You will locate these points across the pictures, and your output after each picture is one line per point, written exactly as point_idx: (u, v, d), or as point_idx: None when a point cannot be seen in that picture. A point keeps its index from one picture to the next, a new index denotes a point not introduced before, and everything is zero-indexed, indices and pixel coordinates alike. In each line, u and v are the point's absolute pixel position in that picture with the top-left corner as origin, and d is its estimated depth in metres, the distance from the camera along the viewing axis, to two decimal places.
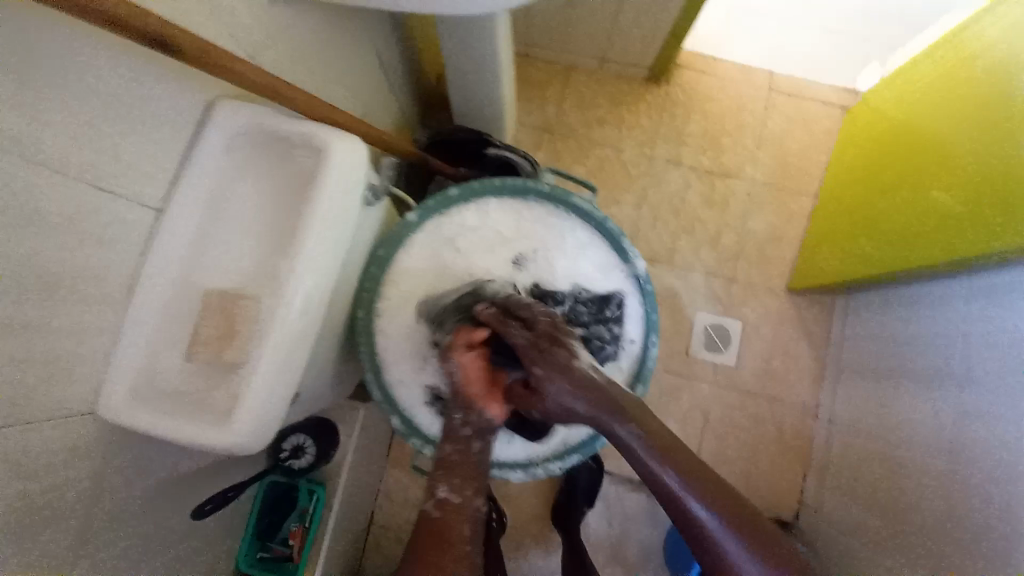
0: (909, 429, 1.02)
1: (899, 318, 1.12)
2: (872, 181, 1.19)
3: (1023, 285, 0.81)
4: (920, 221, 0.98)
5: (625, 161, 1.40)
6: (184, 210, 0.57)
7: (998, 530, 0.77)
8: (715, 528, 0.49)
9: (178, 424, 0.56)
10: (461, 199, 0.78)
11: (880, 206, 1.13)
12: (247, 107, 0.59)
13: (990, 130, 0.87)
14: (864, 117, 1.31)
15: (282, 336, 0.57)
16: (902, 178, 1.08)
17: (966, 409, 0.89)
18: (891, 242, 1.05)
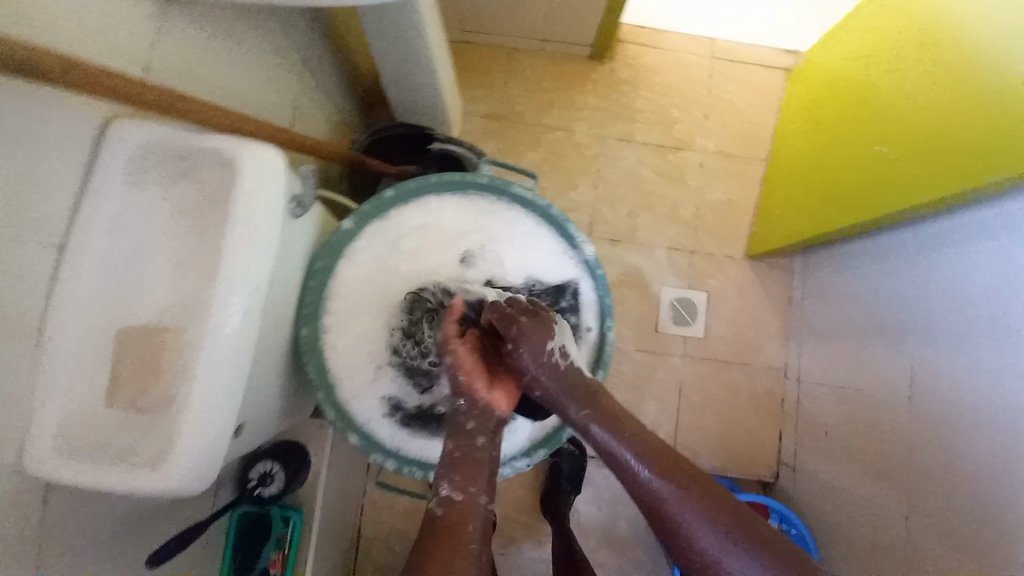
0: (879, 381, 1.04)
1: (858, 273, 1.14)
2: (817, 141, 1.20)
3: (995, 234, 0.82)
4: (870, 176, 0.99)
5: (577, 143, 1.38)
6: (88, 244, 0.52)
7: (986, 471, 0.79)
8: (671, 505, 0.55)
9: (111, 473, 0.52)
10: (398, 200, 0.75)
11: (827, 165, 1.14)
12: (144, 125, 0.54)
13: (929, 79, 0.87)
14: (806, 77, 1.32)
15: (214, 366, 0.54)
16: (846, 135, 1.09)
17: (942, 360, 0.91)
18: (842, 199, 1.07)
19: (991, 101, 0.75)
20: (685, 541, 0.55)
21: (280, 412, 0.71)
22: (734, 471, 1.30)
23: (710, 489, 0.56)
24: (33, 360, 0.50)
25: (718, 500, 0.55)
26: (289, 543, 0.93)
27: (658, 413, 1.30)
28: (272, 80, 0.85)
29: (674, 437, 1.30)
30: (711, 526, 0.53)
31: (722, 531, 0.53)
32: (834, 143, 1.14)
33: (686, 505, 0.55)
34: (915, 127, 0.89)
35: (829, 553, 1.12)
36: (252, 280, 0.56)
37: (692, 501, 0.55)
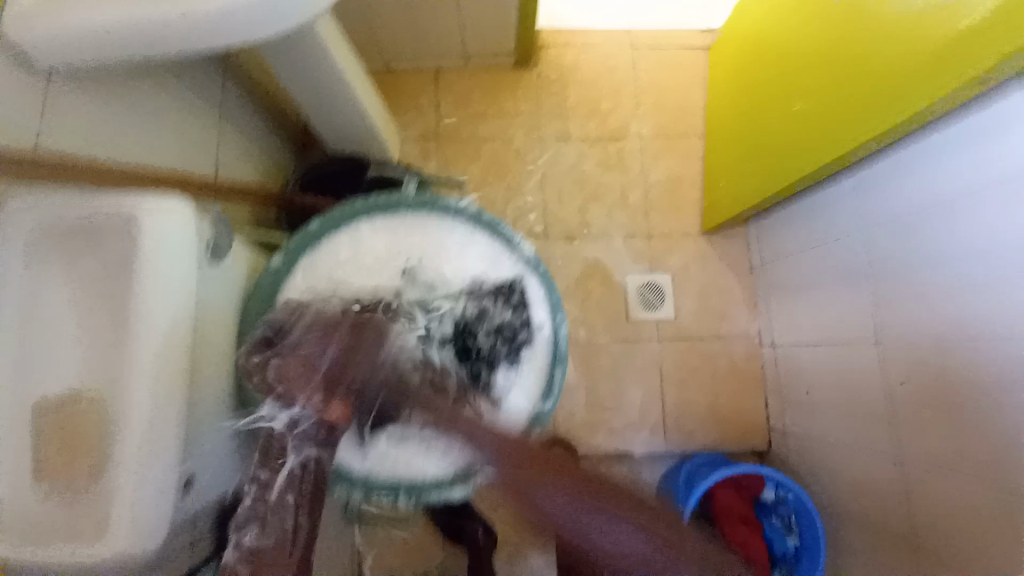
0: (848, 327, 1.05)
1: (806, 227, 1.17)
2: (745, 110, 1.24)
3: (940, 157, 0.84)
4: (801, 133, 1.02)
5: (518, 148, 1.40)
6: (1, 322, 0.52)
7: (972, 393, 0.79)
8: (562, 503, 0.52)
9: (49, 556, 0.49)
10: (329, 231, 0.76)
11: (757, 131, 1.18)
12: (43, 198, 0.55)
13: (848, 31, 0.90)
14: (724, 51, 1.37)
15: (145, 422, 0.52)
16: (769, 99, 1.14)
17: (903, 292, 0.92)
18: (776, 161, 1.11)
19: (914, 30, 0.77)
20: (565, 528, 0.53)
21: (230, 461, 0.69)
22: (728, 446, 1.29)
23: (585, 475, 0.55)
24: None
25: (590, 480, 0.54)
26: None
27: (643, 400, 1.29)
28: (189, 135, 0.85)
29: (663, 421, 1.29)
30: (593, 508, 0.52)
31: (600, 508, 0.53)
32: (760, 109, 1.18)
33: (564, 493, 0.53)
34: (837, 80, 0.93)
35: (832, 511, 1.11)
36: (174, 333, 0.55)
37: (568, 488, 0.53)
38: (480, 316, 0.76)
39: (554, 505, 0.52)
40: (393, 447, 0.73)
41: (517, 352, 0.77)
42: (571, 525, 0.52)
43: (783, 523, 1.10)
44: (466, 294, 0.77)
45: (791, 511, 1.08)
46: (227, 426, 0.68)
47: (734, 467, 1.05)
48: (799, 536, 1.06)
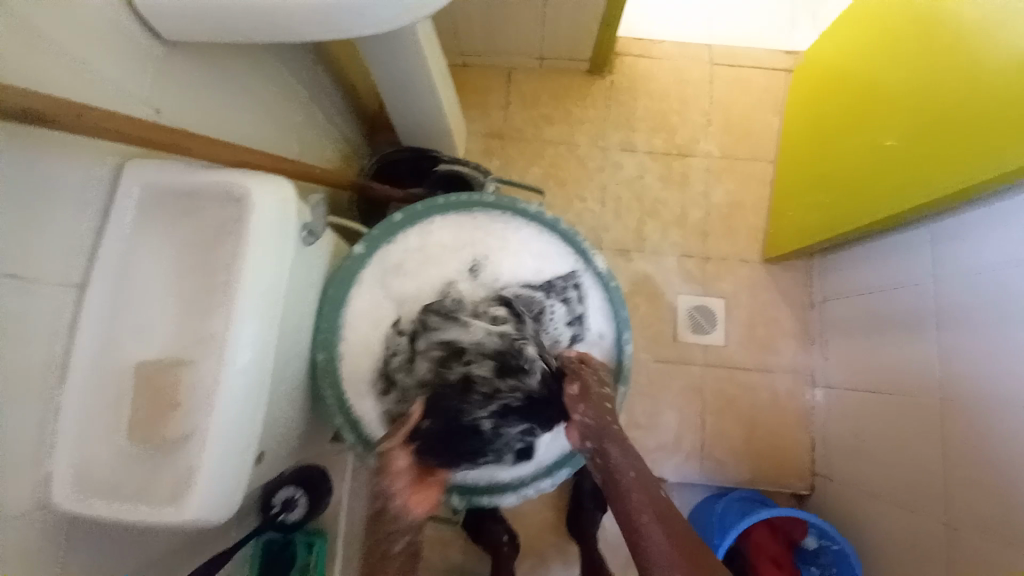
0: (908, 378, 1.00)
1: (876, 268, 1.11)
2: (823, 139, 1.19)
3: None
4: (887, 170, 0.97)
5: (581, 156, 1.39)
6: (105, 281, 0.55)
7: None
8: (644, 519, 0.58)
9: (132, 508, 0.53)
10: (407, 223, 0.77)
11: (840, 161, 1.12)
12: (154, 166, 0.57)
13: (944, 69, 0.86)
14: (806, 75, 1.32)
15: (231, 394, 0.54)
16: (850, 130, 1.10)
17: (973, 348, 0.86)
18: (852, 194, 1.06)
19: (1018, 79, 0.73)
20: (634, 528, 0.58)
21: (295, 436, 0.71)
22: (765, 484, 1.25)
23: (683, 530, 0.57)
24: (58, 397, 0.53)
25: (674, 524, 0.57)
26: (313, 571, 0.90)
27: (679, 425, 1.27)
28: (279, 114, 0.88)
29: (699, 449, 1.26)
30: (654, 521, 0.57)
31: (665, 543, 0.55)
32: (840, 138, 1.13)
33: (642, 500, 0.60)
34: (928, 117, 0.89)
35: (870, 568, 1.05)
36: (263, 309, 0.57)
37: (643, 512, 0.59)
38: (542, 315, 0.77)
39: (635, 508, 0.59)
40: None
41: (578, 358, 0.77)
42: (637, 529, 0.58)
43: (822, 574, 1.07)
44: (530, 299, 0.78)
45: (832, 563, 1.05)
46: (295, 404, 0.70)
47: (777, 510, 1.02)
48: None
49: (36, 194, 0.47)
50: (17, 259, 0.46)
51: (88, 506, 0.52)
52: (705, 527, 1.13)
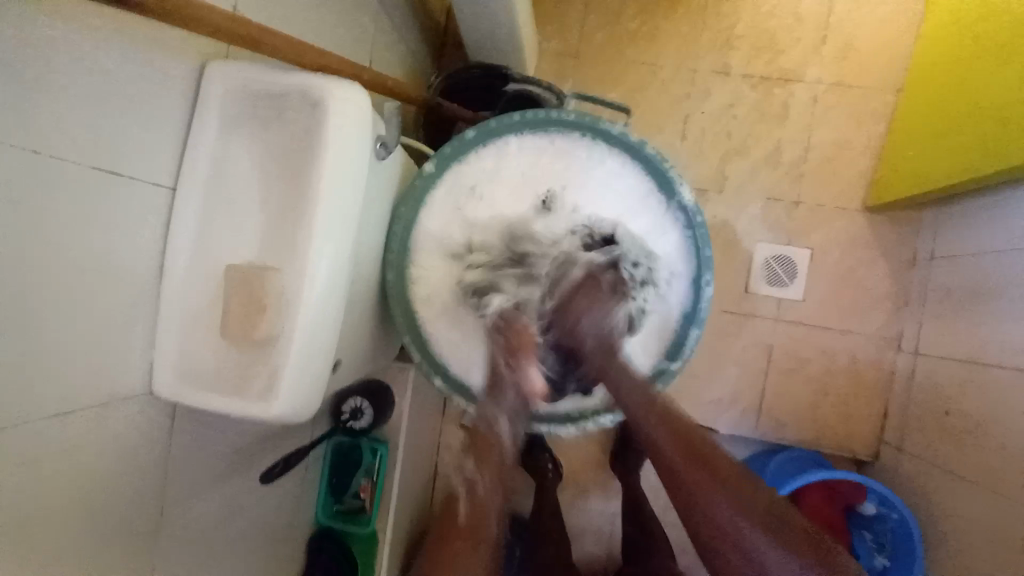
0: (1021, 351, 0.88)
1: (1000, 226, 0.95)
2: (959, 64, 0.99)
3: None
4: (1019, 107, 0.80)
5: (665, 80, 1.24)
6: (192, 184, 0.56)
7: None
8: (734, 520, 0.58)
9: (221, 399, 0.58)
10: (480, 142, 0.73)
11: (970, 94, 0.93)
12: (234, 66, 0.56)
13: None
14: None
15: (311, 302, 0.56)
16: (989, 52, 0.90)
17: None
18: (975, 134, 0.90)
19: None
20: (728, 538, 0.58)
21: (365, 350, 0.74)
22: (825, 447, 1.19)
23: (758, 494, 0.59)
24: (156, 293, 0.57)
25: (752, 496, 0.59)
26: (377, 475, 0.98)
27: (740, 379, 1.21)
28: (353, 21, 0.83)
29: (758, 405, 1.20)
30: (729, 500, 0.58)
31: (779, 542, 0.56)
32: (976, 63, 0.94)
33: (713, 489, 0.59)
34: None
35: (931, 543, 1.00)
36: (339, 222, 0.57)
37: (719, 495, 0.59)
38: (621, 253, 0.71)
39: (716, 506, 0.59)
40: None
41: (653, 297, 0.73)
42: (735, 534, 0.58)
43: (875, 540, 1.03)
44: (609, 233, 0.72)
45: (889, 531, 1.01)
46: (364, 320, 0.71)
47: (833, 473, 0.97)
48: (889, 558, 1.00)
49: (125, 89, 0.48)
50: (114, 155, 0.48)
51: (182, 394, 0.57)
52: (754, 480, 1.12)
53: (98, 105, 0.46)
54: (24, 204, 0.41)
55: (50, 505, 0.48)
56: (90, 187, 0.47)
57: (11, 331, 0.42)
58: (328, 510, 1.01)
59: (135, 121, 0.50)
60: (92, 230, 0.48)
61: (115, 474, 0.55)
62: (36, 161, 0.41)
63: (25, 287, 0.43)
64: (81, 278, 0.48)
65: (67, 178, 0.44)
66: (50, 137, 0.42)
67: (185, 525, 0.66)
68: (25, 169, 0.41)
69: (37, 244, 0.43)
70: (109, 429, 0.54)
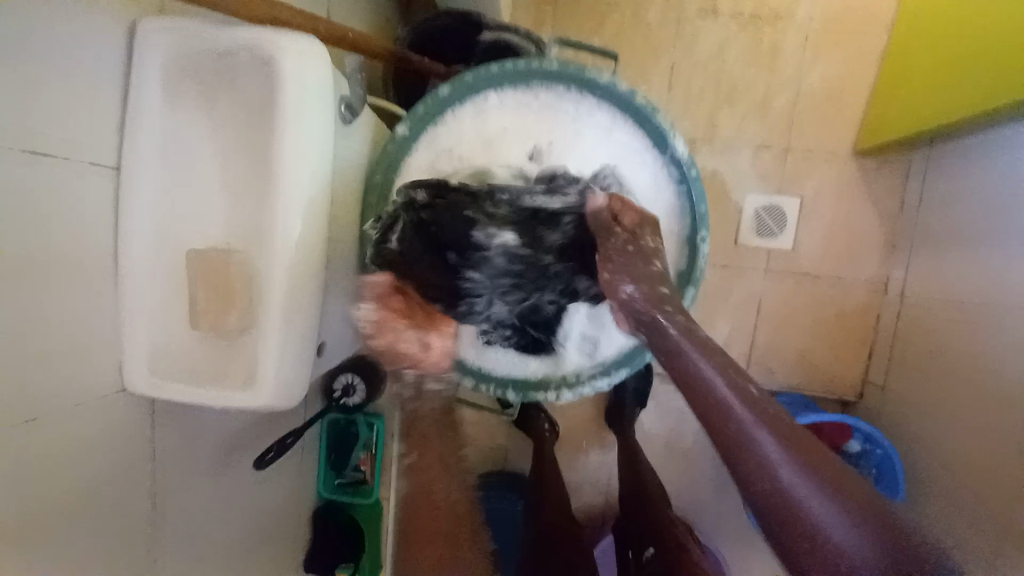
0: (1004, 292, 0.88)
1: (989, 163, 0.94)
2: None
3: None
4: (1004, 43, 0.76)
5: (650, 22, 1.16)
6: (139, 162, 0.51)
7: None
8: (790, 474, 0.49)
9: (204, 393, 0.55)
10: (455, 99, 0.68)
11: (962, 22, 0.87)
12: (168, 22, 0.49)
13: None
14: None
15: (286, 285, 0.53)
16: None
17: None
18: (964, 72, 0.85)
19: None
20: (777, 496, 0.49)
21: (351, 329, 0.71)
22: (814, 393, 1.21)
23: (805, 438, 0.52)
24: (116, 284, 0.53)
25: (813, 450, 0.51)
26: (376, 446, 1.01)
27: (731, 332, 1.21)
28: None
29: (748, 356, 1.21)
30: (801, 468, 0.49)
31: (838, 499, 0.48)
32: None
33: (790, 465, 0.50)
34: None
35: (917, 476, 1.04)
36: (307, 196, 0.53)
37: (791, 452, 0.50)
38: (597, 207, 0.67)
39: (782, 468, 0.50)
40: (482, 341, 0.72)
41: None
42: (797, 500, 0.49)
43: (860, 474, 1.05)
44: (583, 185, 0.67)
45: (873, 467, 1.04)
46: (346, 298, 0.67)
47: (822, 416, 0.99)
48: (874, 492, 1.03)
49: (38, 61, 0.42)
50: (17, 132, 0.41)
51: (160, 390, 0.54)
52: None
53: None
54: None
55: (26, 514, 0.46)
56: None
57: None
58: (329, 486, 1.02)
59: (46, 92, 0.43)
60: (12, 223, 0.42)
61: (99, 472, 0.53)
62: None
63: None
64: (12, 278, 0.42)
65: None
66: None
67: (180, 517, 0.65)
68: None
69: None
70: (83, 431, 0.51)
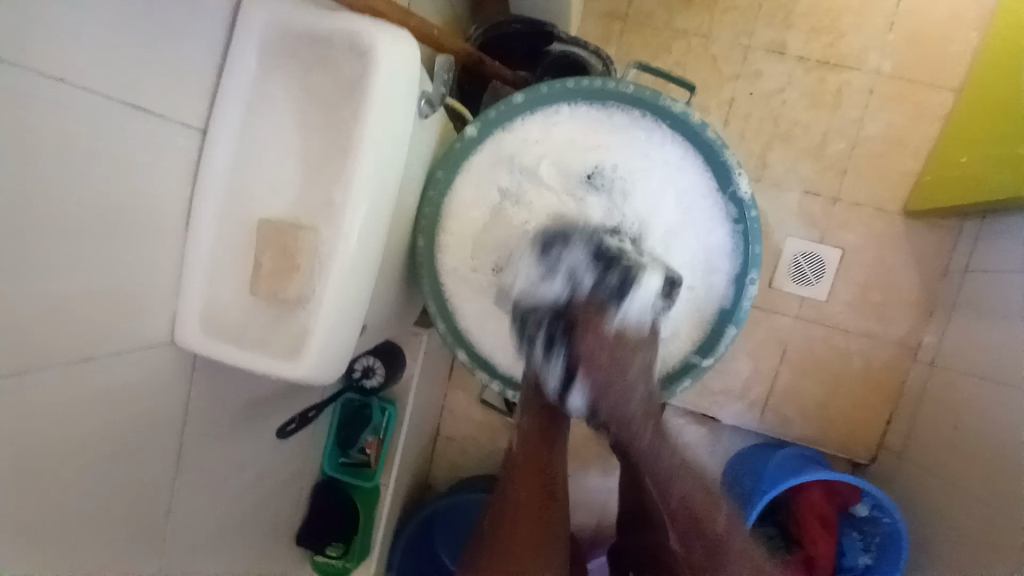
0: None
1: None
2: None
3: None
4: None
5: (716, 53, 1.16)
6: (224, 127, 0.53)
7: None
8: None
9: (249, 356, 0.57)
10: (527, 108, 0.69)
11: None
12: (274, 1, 0.51)
13: None
14: None
15: (345, 266, 0.54)
16: None
17: None
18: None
19: None
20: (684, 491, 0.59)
21: (390, 315, 0.73)
22: (827, 447, 1.19)
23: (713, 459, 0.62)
24: (183, 241, 0.55)
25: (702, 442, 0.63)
26: (384, 432, 1.01)
27: (752, 372, 1.20)
28: None
29: (765, 399, 1.20)
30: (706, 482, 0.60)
31: None
32: None
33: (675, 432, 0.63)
34: None
35: (925, 549, 1.01)
36: (379, 182, 0.54)
37: None
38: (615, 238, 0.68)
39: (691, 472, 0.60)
40: (502, 335, 0.74)
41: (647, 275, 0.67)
42: None
43: (863, 540, 1.04)
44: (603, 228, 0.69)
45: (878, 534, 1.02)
46: (390, 285, 0.69)
47: (833, 474, 0.96)
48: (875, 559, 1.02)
49: (151, 18, 0.44)
50: (110, 80, 0.42)
51: (207, 351, 0.56)
52: (754, 476, 1.06)
53: (95, 19, 0.40)
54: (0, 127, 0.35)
55: (66, 451, 0.47)
56: (92, 118, 0.41)
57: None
58: (333, 462, 1.03)
59: (147, 47, 0.44)
60: (98, 171, 0.43)
61: (137, 419, 0.54)
62: (16, 75, 0.35)
63: (9, 228, 0.37)
64: (89, 223, 0.44)
65: (58, 102, 0.39)
66: (31, 50, 0.36)
67: (199, 473, 0.67)
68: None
69: (13, 179, 0.37)
70: (129, 377, 0.52)
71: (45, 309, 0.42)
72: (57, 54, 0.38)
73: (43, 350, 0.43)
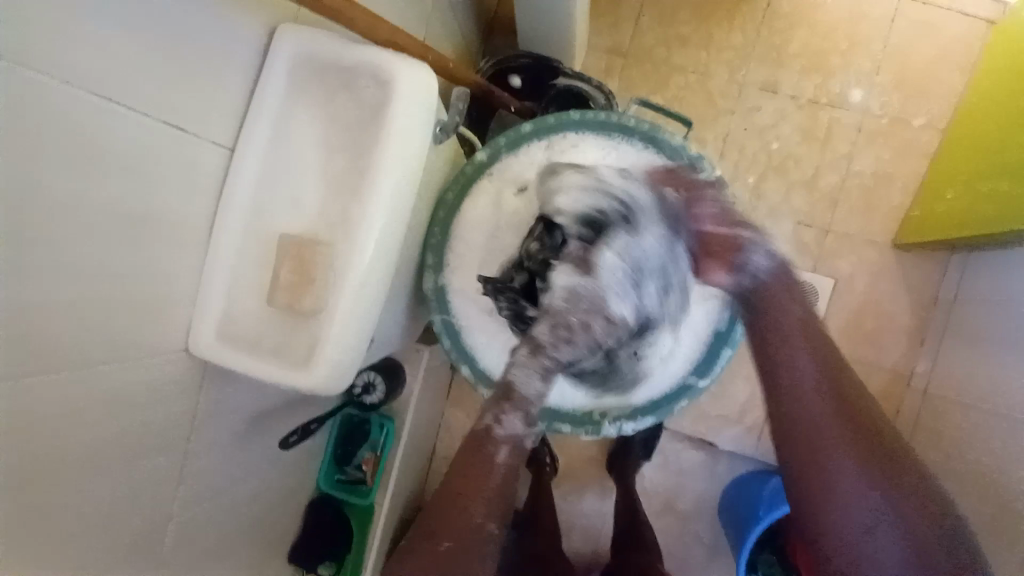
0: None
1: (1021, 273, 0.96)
2: (1008, 104, 0.97)
3: None
4: None
5: (712, 89, 1.22)
6: (250, 147, 0.57)
7: None
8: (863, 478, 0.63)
9: (261, 365, 0.59)
10: (534, 136, 0.74)
11: (1016, 137, 0.91)
12: (304, 34, 0.56)
13: None
14: (1011, 28, 1.07)
15: (359, 280, 0.57)
16: None
17: None
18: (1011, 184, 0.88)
19: None
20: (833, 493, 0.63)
21: (396, 329, 0.75)
22: None
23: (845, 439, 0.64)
24: (203, 253, 0.57)
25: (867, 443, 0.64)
26: (382, 448, 1.01)
27: None
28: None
29: None
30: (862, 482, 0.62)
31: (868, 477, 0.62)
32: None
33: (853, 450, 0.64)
34: None
35: None
36: (394, 201, 0.58)
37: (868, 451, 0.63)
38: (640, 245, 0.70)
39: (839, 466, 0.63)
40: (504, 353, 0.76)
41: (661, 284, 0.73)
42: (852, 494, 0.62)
43: None
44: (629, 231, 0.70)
45: None
46: (398, 300, 0.71)
47: None
48: None
49: (191, 46, 0.48)
50: (152, 101, 0.46)
51: (221, 360, 0.58)
52: (748, 503, 1.04)
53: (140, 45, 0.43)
54: (47, 141, 0.38)
55: (78, 452, 0.49)
56: (131, 135, 0.45)
57: (36, 280, 0.40)
58: (329, 479, 1.03)
59: (186, 72, 0.48)
60: (132, 183, 0.46)
61: (144, 424, 0.55)
62: (69, 95, 0.39)
63: (48, 235, 0.40)
64: (119, 231, 0.46)
65: (102, 119, 0.42)
66: (83, 73, 0.39)
67: (200, 481, 0.68)
68: (44, 96, 0.37)
69: (56, 189, 0.40)
70: (143, 382, 0.54)
71: (69, 312, 0.44)
72: (105, 76, 0.41)
73: (66, 351, 0.45)
